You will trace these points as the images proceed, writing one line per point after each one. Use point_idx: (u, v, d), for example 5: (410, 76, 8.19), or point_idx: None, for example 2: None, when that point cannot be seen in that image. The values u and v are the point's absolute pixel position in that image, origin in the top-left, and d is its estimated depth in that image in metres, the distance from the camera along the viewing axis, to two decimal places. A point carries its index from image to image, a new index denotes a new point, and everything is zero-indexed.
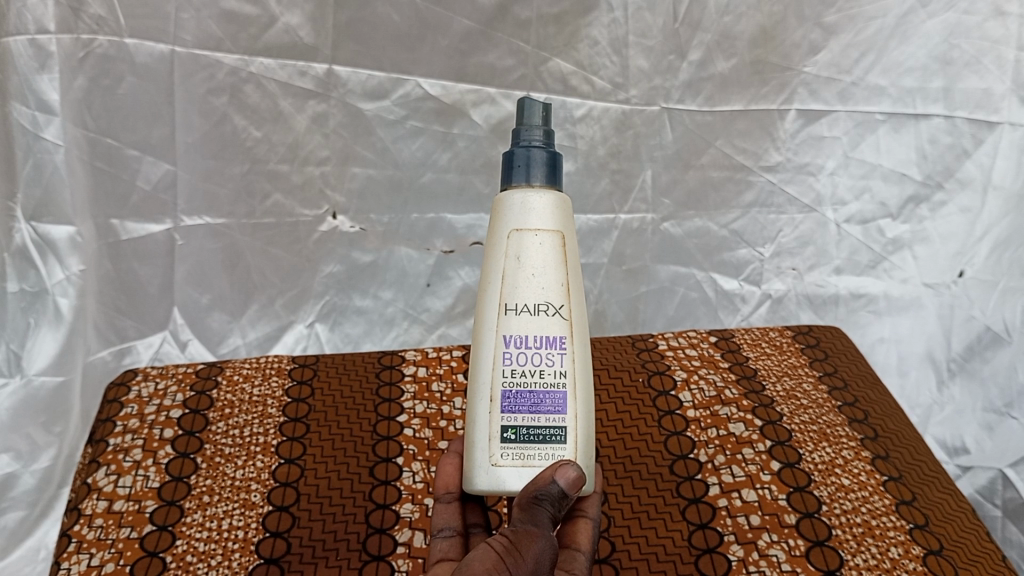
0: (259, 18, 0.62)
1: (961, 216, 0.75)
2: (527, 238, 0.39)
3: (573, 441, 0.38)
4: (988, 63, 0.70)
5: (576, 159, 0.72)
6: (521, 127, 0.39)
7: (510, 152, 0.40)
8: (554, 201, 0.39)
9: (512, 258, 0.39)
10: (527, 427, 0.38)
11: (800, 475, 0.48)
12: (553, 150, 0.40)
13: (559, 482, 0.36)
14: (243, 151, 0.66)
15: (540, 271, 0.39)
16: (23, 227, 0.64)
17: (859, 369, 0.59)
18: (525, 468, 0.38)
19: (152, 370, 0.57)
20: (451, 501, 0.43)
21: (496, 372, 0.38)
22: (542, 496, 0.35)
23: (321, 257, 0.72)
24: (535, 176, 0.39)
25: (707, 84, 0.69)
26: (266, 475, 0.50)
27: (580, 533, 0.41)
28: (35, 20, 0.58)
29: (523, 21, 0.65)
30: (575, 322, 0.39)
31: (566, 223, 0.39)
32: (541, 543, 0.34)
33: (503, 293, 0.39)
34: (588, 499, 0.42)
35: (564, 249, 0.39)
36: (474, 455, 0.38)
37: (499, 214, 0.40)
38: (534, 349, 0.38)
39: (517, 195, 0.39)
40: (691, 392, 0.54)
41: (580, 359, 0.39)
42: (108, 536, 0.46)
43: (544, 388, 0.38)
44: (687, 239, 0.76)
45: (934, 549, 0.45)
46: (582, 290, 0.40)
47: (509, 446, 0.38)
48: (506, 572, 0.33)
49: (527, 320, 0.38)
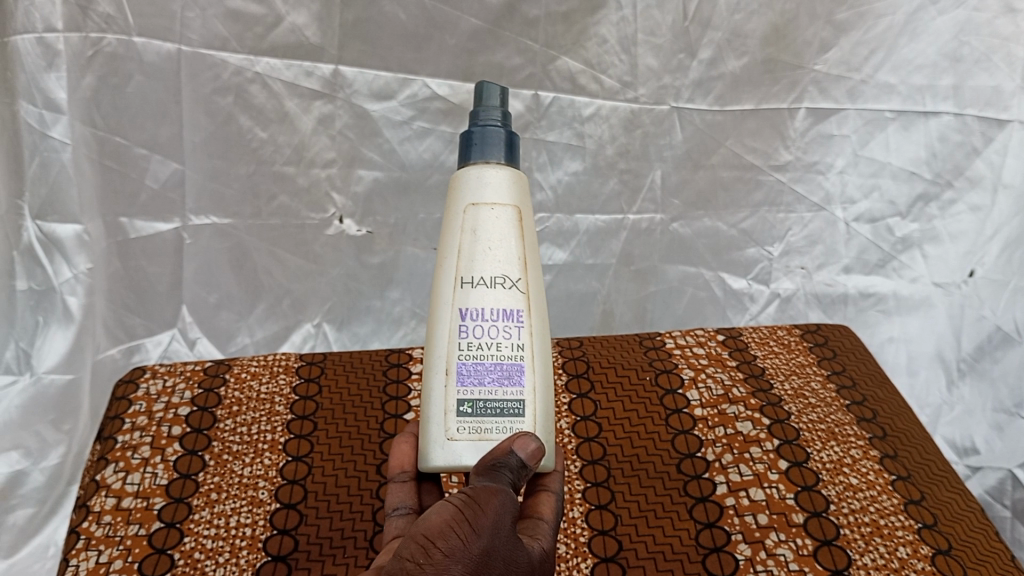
0: (265, 17, 0.62)
1: (970, 215, 0.75)
2: (483, 212, 0.38)
3: (531, 414, 0.38)
4: (998, 60, 0.69)
5: (584, 159, 0.72)
6: (479, 108, 0.39)
7: (467, 131, 0.40)
8: (511, 176, 0.39)
9: (467, 233, 0.38)
10: (485, 401, 0.37)
11: (809, 474, 0.48)
12: (511, 129, 0.40)
13: (518, 453, 0.36)
14: (249, 151, 0.66)
15: (496, 244, 0.38)
16: (29, 226, 0.65)
17: (868, 367, 0.58)
18: (481, 442, 0.37)
19: (161, 367, 0.57)
20: (406, 481, 0.42)
21: (452, 345, 0.38)
22: (501, 464, 0.35)
23: (329, 256, 0.72)
24: (493, 152, 0.39)
25: (716, 83, 0.69)
26: (273, 472, 0.50)
27: (543, 503, 0.40)
28: (43, 19, 0.59)
29: (531, 19, 0.65)
30: (532, 295, 0.39)
31: (523, 199, 0.39)
32: (501, 499, 0.34)
33: (459, 267, 0.38)
34: (550, 475, 0.41)
35: (520, 223, 0.39)
36: (430, 432, 0.38)
37: (456, 189, 0.39)
38: (491, 322, 0.38)
39: (473, 170, 0.39)
40: (699, 390, 0.54)
41: (537, 332, 0.39)
42: (117, 532, 0.46)
43: (501, 360, 0.38)
44: (695, 238, 0.76)
45: (943, 549, 0.45)
46: (539, 265, 0.40)
47: (465, 420, 0.37)
48: (465, 523, 0.33)
49: (484, 293, 0.38)
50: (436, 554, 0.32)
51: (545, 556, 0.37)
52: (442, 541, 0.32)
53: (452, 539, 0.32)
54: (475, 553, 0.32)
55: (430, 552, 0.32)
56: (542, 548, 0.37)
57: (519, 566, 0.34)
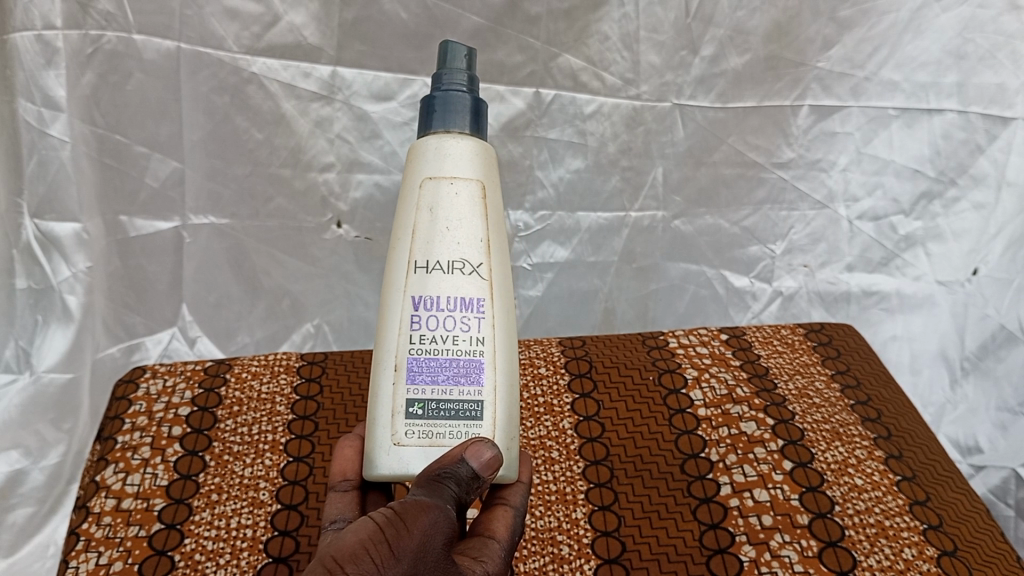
0: (263, 16, 0.61)
1: (974, 213, 0.75)
2: (442, 186, 0.38)
3: (491, 420, 0.38)
4: (1003, 57, 0.69)
5: (586, 156, 0.71)
6: (443, 71, 0.39)
7: (430, 96, 0.40)
8: (475, 148, 0.39)
9: (425, 210, 0.38)
10: (437, 401, 0.37)
11: (813, 474, 0.48)
12: (477, 96, 0.40)
13: (469, 462, 0.35)
14: (245, 152, 0.66)
15: (455, 225, 0.38)
16: (27, 225, 0.64)
17: (872, 367, 0.58)
18: (431, 448, 0.37)
19: (161, 367, 0.57)
20: (348, 490, 0.42)
21: (403, 337, 0.37)
22: (448, 475, 0.34)
23: (329, 255, 0.72)
24: (456, 121, 0.39)
25: (719, 80, 0.69)
26: (274, 473, 0.49)
27: (496, 521, 0.39)
28: (42, 16, 0.58)
29: (533, 16, 0.64)
30: (493, 283, 0.38)
31: (486, 173, 0.39)
32: (431, 517, 0.33)
33: (414, 251, 0.38)
34: (510, 488, 0.41)
35: (483, 199, 0.39)
36: (376, 435, 0.37)
37: (414, 162, 0.39)
38: (447, 312, 0.37)
39: (432, 141, 0.39)
40: (702, 390, 0.54)
41: (499, 323, 0.38)
42: (118, 534, 0.46)
43: (456, 355, 0.37)
44: (697, 236, 0.75)
45: (949, 550, 0.45)
46: (504, 248, 0.39)
47: (415, 423, 0.37)
48: (383, 544, 0.32)
49: (441, 279, 0.38)
50: None
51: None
52: (353, 564, 0.31)
53: (365, 562, 0.31)
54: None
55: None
56: (484, 572, 0.35)
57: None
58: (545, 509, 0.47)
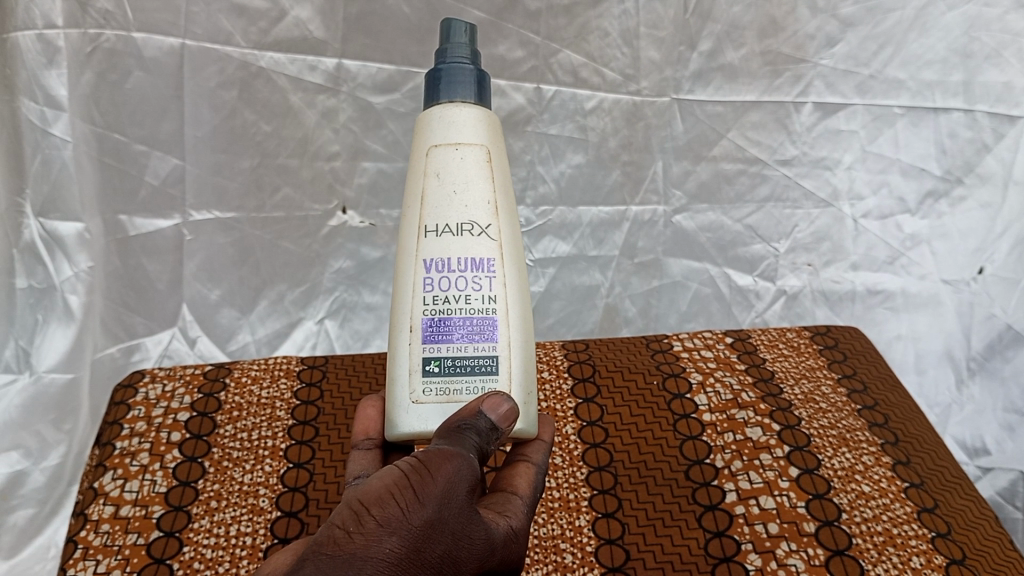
0: (269, 11, 0.61)
1: (980, 211, 0.74)
2: (447, 152, 0.38)
3: (506, 372, 0.36)
4: (1010, 56, 0.68)
5: (587, 151, 0.70)
6: (445, 47, 0.38)
7: (435, 69, 0.39)
8: (479, 114, 0.38)
9: (431, 176, 0.38)
10: (453, 358, 0.36)
11: (820, 481, 0.47)
12: (481, 68, 0.39)
13: (488, 414, 0.34)
14: (254, 144, 0.65)
15: (462, 189, 0.37)
16: (31, 224, 0.64)
17: (880, 371, 0.58)
18: (449, 404, 0.36)
19: (160, 371, 0.56)
20: (370, 448, 0.40)
21: (417, 299, 0.37)
22: (467, 426, 0.33)
23: (330, 251, 0.71)
24: (461, 92, 0.38)
25: (717, 74, 0.68)
26: (274, 480, 0.49)
27: (519, 477, 0.38)
28: (43, 15, 0.58)
29: (533, 12, 0.63)
30: (503, 242, 0.37)
31: (491, 139, 0.38)
32: (456, 464, 0.32)
33: (424, 215, 0.37)
34: (531, 445, 0.40)
35: (488, 163, 0.38)
36: (395, 395, 0.36)
37: (421, 132, 0.39)
38: (458, 273, 0.37)
39: (437, 111, 0.38)
40: (707, 395, 0.53)
41: (511, 282, 0.37)
42: (115, 542, 0.45)
43: (470, 313, 0.36)
44: (699, 232, 0.74)
45: (957, 558, 0.44)
46: (511, 210, 0.39)
47: (432, 381, 0.36)
48: (409, 490, 0.31)
49: (449, 241, 0.37)
50: (369, 523, 0.30)
51: (510, 536, 0.35)
52: (378, 508, 0.30)
53: (390, 506, 0.30)
54: (417, 524, 0.30)
55: (363, 520, 0.30)
56: (509, 527, 0.35)
57: (471, 542, 0.32)
58: (547, 517, 0.46)
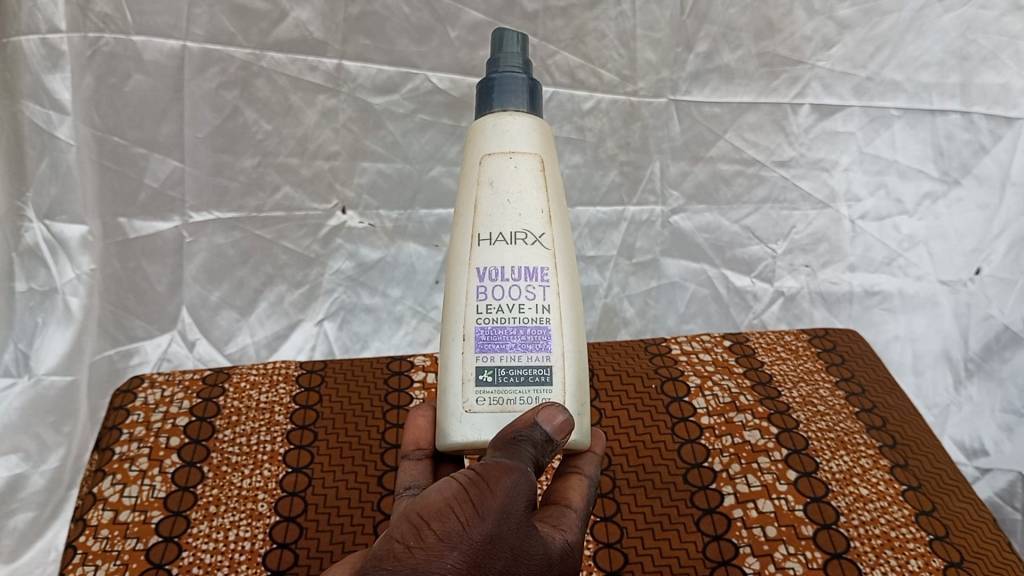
0: (270, 12, 0.61)
1: (977, 212, 0.74)
2: (502, 161, 0.38)
3: (560, 384, 0.36)
4: (1006, 58, 0.68)
5: (585, 152, 0.70)
6: (500, 54, 0.39)
7: (488, 78, 0.39)
8: (532, 124, 0.38)
9: (485, 185, 0.38)
10: (507, 368, 0.36)
11: (818, 484, 0.47)
12: (532, 77, 0.40)
13: (543, 425, 0.34)
14: (254, 144, 0.65)
15: (516, 197, 0.37)
16: (34, 227, 0.64)
17: (878, 373, 0.58)
18: (503, 414, 0.36)
19: (159, 376, 0.56)
20: (421, 459, 0.41)
21: (470, 308, 0.36)
22: (523, 437, 0.33)
23: (329, 253, 0.71)
24: (513, 100, 0.39)
25: (713, 76, 0.68)
26: (273, 485, 0.49)
27: (571, 490, 0.37)
28: (46, 20, 0.58)
29: (530, 14, 0.64)
30: (557, 252, 0.37)
31: (544, 148, 0.38)
32: (514, 478, 0.32)
33: (477, 223, 0.37)
34: (583, 457, 0.39)
35: (542, 173, 0.38)
36: (447, 405, 0.36)
37: (475, 140, 0.39)
38: (512, 281, 0.36)
39: (491, 119, 0.38)
40: (706, 398, 0.53)
41: (564, 292, 0.37)
42: (114, 547, 0.45)
43: (525, 323, 0.36)
44: (696, 233, 0.74)
45: (956, 561, 0.44)
46: (564, 219, 0.39)
47: (485, 390, 0.36)
48: (467, 503, 0.31)
49: (503, 249, 0.37)
50: (429, 537, 0.30)
51: (566, 550, 0.34)
52: (439, 522, 0.30)
53: (450, 520, 0.30)
54: (478, 539, 0.30)
55: (423, 535, 0.30)
56: (565, 541, 0.34)
57: (531, 558, 0.32)
58: None
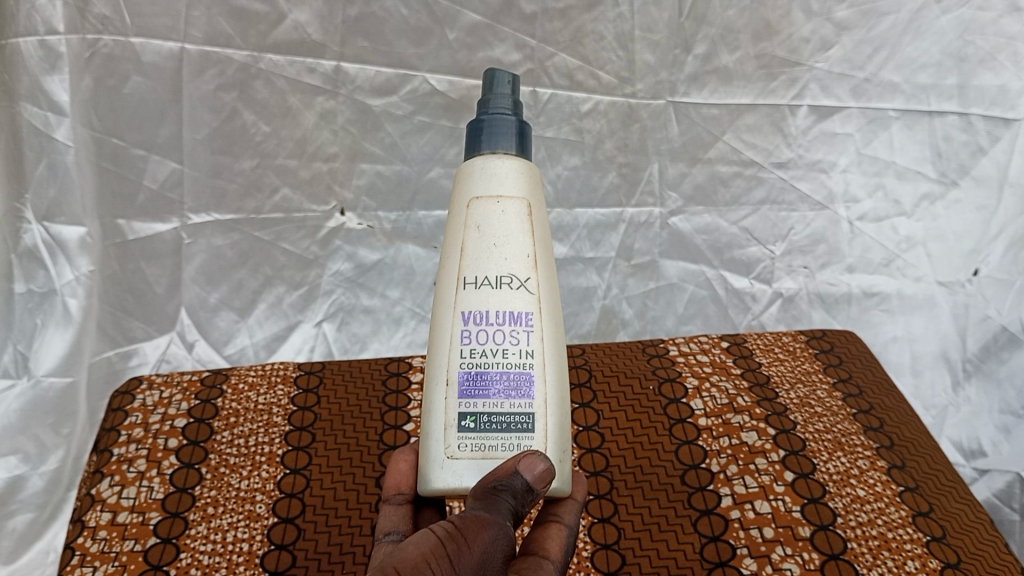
0: (269, 14, 0.61)
1: (975, 213, 0.74)
2: (488, 205, 0.38)
3: (542, 432, 0.36)
4: (1004, 59, 0.68)
5: (583, 154, 0.71)
6: (488, 96, 0.39)
7: (477, 120, 0.39)
8: (520, 167, 0.39)
9: (472, 229, 0.38)
10: (489, 414, 0.36)
11: (815, 485, 0.47)
12: (522, 119, 0.40)
13: (524, 474, 0.34)
14: (252, 146, 0.65)
15: (502, 241, 0.37)
16: (33, 228, 0.64)
17: (875, 375, 0.58)
18: (484, 460, 0.36)
19: (157, 378, 0.56)
20: (402, 504, 0.40)
21: (454, 352, 0.36)
22: (503, 486, 0.33)
23: (328, 255, 0.71)
24: (502, 143, 0.39)
25: (711, 78, 0.68)
26: (271, 486, 0.49)
27: (550, 540, 0.38)
28: (44, 21, 0.58)
29: (528, 15, 0.64)
30: (542, 297, 0.37)
31: (532, 191, 0.39)
32: (491, 532, 0.33)
33: (463, 267, 0.37)
34: (564, 505, 0.40)
35: (529, 218, 0.38)
36: (430, 450, 0.36)
37: (462, 183, 0.39)
38: (496, 326, 0.36)
39: (479, 162, 0.38)
40: (703, 399, 0.53)
41: (549, 337, 0.37)
42: (112, 548, 0.46)
43: (508, 368, 0.36)
44: (695, 234, 0.74)
45: (953, 562, 0.44)
46: (550, 264, 0.39)
47: (467, 437, 0.36)
48: (444, 559, 0.31)
49: (488, 294, 0.37)
50: None
51: None
52: None
53: None
54: None
55: None
56: None
57: None
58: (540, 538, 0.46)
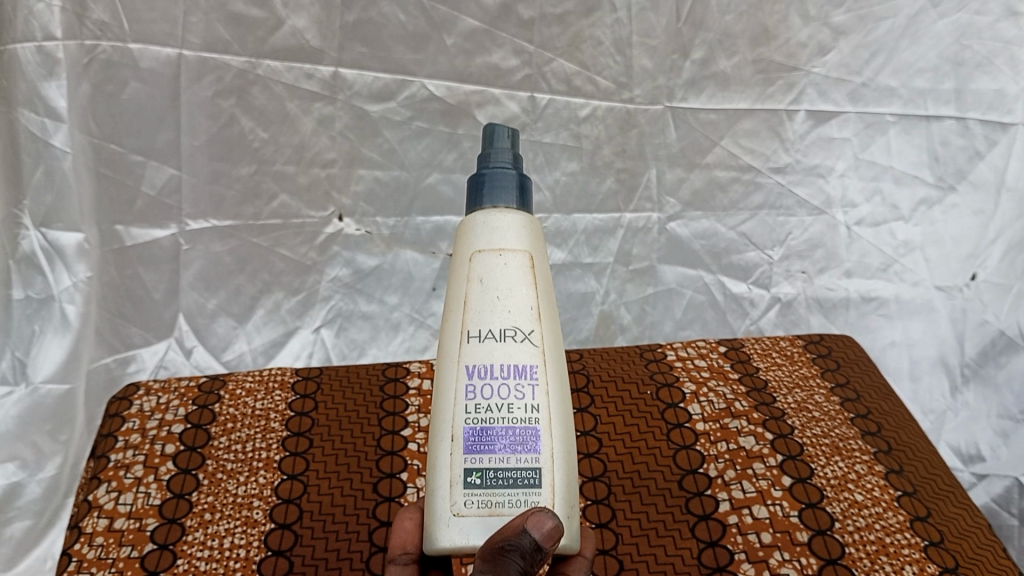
0: (267, 20, 0.61)
1: (973, 218, 0.74)
2: (491, 259, 0.38)
3: (550, 488, 0.36)
4: (1000, 64, 0.69)
5: (581, 159, 0.71)
6: (490, 150, 0.40)
7: (478, 174, 0.40)
8: (521, 221, 0.39)
9: (474, 282, 0.38)
10: (495, 470, 0.36)
11: (812, 490, 0.47)
12: (522, 171, 0.40)
13: (532, 532, 0.33)
14: (250, 152, 0.65)
15: (506, 294, 0.37)
16: (31, 234, 0.64)
17: (873, 379, 0.58)
18: (491, 517, 0.35)
19: (155, 384, 0.56)
20: (409, 563, 0.40)
21: (458, 407, 0.36)
22: (512, 546, 0.33)
23: (327, 260, 0.71)
24: (503, 197, 0.39)
25: (708, 83, 0.68)
26: (268, 492, 0.49)
27: None
28: (43, 27, 0.58)
29: (525, 21, 0.64)
30: (546, 349, 0.37)
31: (534, 244, 0.39)
32: None
33: (466, 320, 0.37)
34: (572, 563, 0.39)
35: (532, 270, 0.38)
36: (434, 508, 0.36)
37: (464, 237, 0.39)
38: (501, 380, 0.36)
39: (480, 216, 0.39)
40: (701, 404, 0.53)
41: (554, 391, 0.37)
42: (109, 554, 0.45)
43: (513, 423, 0.36)
44: (693, 240, 0.74)
45: (950, 568, 0.44)
46: (553, 315, 0.39)
47: (474, 493, 0.35)
48: None
49: (492, 347, 0.37)
50: None
51: None
52: None
53: None
54: None
55: None
56: None
57: None
58: None
